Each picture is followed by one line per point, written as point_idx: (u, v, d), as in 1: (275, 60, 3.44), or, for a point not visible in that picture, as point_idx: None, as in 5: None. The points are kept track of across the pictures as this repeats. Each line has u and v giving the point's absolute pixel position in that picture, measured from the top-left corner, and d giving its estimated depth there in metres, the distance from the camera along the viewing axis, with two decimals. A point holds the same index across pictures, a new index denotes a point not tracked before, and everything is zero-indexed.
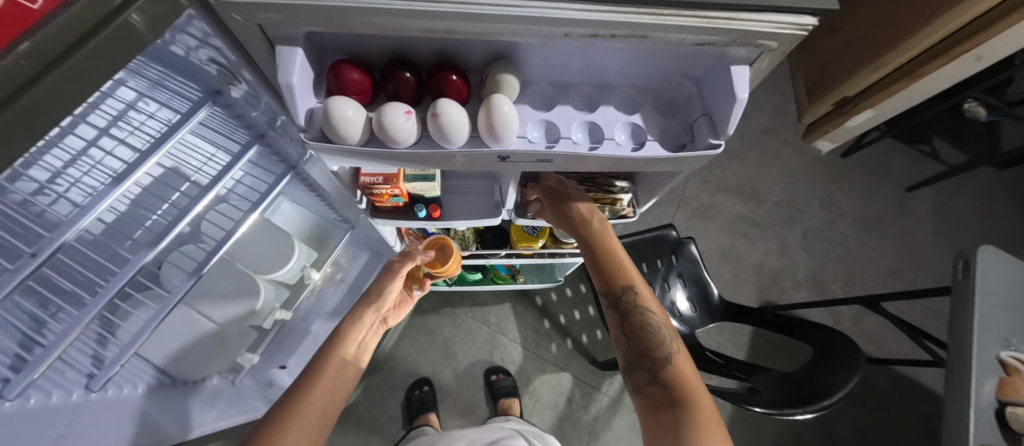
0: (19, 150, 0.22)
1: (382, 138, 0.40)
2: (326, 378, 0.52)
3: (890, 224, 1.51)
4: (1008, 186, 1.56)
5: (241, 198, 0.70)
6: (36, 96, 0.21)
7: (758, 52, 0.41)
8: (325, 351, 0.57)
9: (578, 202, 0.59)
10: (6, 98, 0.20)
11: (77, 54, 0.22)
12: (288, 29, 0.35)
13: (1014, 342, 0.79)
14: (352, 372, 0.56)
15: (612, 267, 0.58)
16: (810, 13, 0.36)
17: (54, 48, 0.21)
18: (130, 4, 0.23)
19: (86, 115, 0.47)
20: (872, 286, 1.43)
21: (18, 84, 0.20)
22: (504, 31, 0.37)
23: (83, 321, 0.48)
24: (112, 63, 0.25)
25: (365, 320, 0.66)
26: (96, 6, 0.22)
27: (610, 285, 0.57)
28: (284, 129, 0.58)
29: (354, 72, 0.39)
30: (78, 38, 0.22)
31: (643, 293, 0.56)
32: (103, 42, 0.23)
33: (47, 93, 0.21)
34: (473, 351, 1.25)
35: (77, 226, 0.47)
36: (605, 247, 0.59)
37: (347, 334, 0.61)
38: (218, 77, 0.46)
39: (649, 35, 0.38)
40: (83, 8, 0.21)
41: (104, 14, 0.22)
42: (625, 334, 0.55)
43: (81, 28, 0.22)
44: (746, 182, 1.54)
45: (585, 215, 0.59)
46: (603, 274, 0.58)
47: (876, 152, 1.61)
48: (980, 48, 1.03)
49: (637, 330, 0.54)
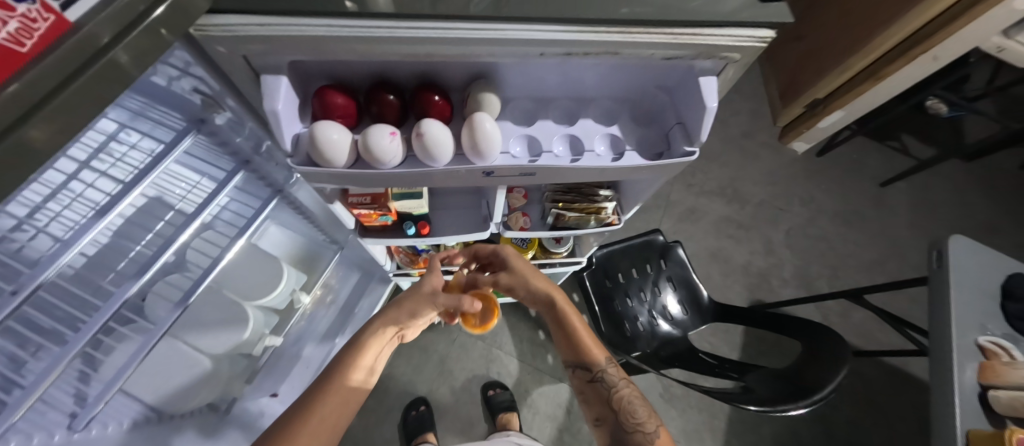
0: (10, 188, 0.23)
1: (368, 159, 0.41)
2: (334, 398, 0.53)
3: (867, 218, 1.57)
4: (975, 177, 1.64)
5: (227, 223, 0.70)
6: (22, 137, 0.21)
7: (723, 63, 0.44)
8: (332, 371, 0.56)
9: (529, 273, 0.64)
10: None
11: (63, 92, 0.23)
12: (273, 58, 0.36)
13: (990, 327, 0.81)
14: (359, 395, 0.56)
15: (579, 341, 0.61)
16: (767, 27, 0.39)
17: (42, 87, 0.21)
18: (116, 43, 0.25)
19: (66, 148, 0.46)
20: (856, 279, 1.47)
21: (4, 126, 0.20)
22: (482, 53, 0.39)
23: (63, 361, 0.46)
24: (100, 99, 0.26)
25: (384, 336, 0.62)
26: (87, 46, 0.23)
27: (580, 360, 0.61)
28: (270, 153, 0.60)
29: (338, 96, 0.40)
30: (62, 79, 0.23)
31: (612, 362, 0.60)
32: (90, 80, 0.24)
33: (36, 133, 0.22)
34: (469, 366, 1.24)
35: (57, 262, 0.46)
36: (571, 316, 0.62)
37: (363, 353, 0.58)
38: (201, 106, 0.46)
39: (620, 52, 0.41)
40: (72, 50, 0.22)
41: (91, 53, 0.23)
42: (602, 407, 0.57)
43: (70, 68, 0.23)
44: (729, 185, 1.59)
45: (542, 285, 0.63)
46: (573, 345, 0.61)
47: (849, 149, 1.68)
48: (936, 49, 1.10)
49: (613, 402, 0.57)
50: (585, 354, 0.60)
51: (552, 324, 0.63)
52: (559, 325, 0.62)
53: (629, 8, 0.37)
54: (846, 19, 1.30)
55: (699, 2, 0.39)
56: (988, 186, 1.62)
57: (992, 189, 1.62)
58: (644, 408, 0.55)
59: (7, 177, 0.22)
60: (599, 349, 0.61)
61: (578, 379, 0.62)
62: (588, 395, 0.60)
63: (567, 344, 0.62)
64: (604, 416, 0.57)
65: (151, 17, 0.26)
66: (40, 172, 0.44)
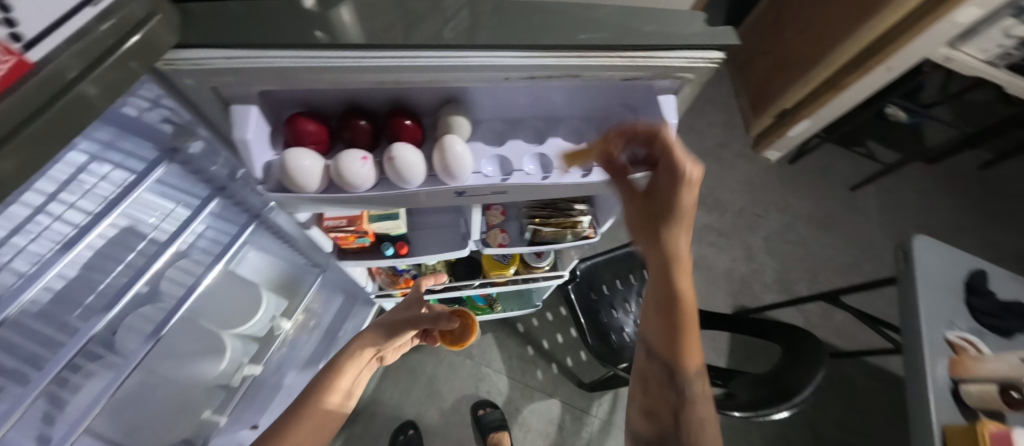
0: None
1: (341, 184, 0.41)
2: (311, 420, 0.55)
3: (841, 221, 1.63)
4: (938, 179, 1.72)
5: (203, 251, 0.68)
6: None
7: (679, 82, 0.46)
8: (310, 392, 0.59)
9: (682, 233, 0.45)
10: None
11: (27, 130, 0.23)
12: (241, 89, 0.37)
13: (958, 322, 0.85)
14: (334, 418, 0.58)
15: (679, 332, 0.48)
16: (716, 48, 0.42)
17: (6, 124, 0.21)
18: (85, 77, 0.25)
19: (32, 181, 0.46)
20: (834, 281, 1.52)
21: None
22: (449, 79, 0.41)
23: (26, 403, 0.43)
24: (64, 132, 0.26)
25: (361, 358, 0.65)
26: (53, 81, 0.23)
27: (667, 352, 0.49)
28: (246, 180, 0.60)
29: (310, 123, 0.41)
30: (29, 114, 0.23)
31: (704, 375, 0.49)
32: (55, 116, 0.24)
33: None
34: (458, 386, 1.21)
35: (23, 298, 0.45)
36: (689, 305, 0.48)
37: (339, 375, 0.61)
38: (173, 135, 0.47)
39: (581, 74, 0.43)
40: (39, 86, 0.22)
41: (59, 89, 0.24)
42: (663, 408, 0.50)
43: (33, 106, 0.23)
44: (708, 193, 1.63)
45: (679, 250, 0.46)
46: (668, 333, 0.49)
47: (820, 156, 1.75)
48: (890, 60, 1.17)
49: (680, 413, 0.48)
50: (677, 350, 0.49)
51: (656, 299, 0.49)
52: (665, 303, 0.49)
53: (587, 35, 0.40)
54: (806, 34, 1.38)
55: (653, 27, 0.42)
56: (951, 187, 1.70)
57: (955, 189, 1.70)
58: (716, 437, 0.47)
59: None
60: (698, 354, 0.49)
61: (650, 364, 0.52)
62: (654, 386, 0.51)
63: (663, 329, 0.49)
64: (658, 415, 0.50)
65: (121, 49, 0.27)
66: (8, 203, 0.43)
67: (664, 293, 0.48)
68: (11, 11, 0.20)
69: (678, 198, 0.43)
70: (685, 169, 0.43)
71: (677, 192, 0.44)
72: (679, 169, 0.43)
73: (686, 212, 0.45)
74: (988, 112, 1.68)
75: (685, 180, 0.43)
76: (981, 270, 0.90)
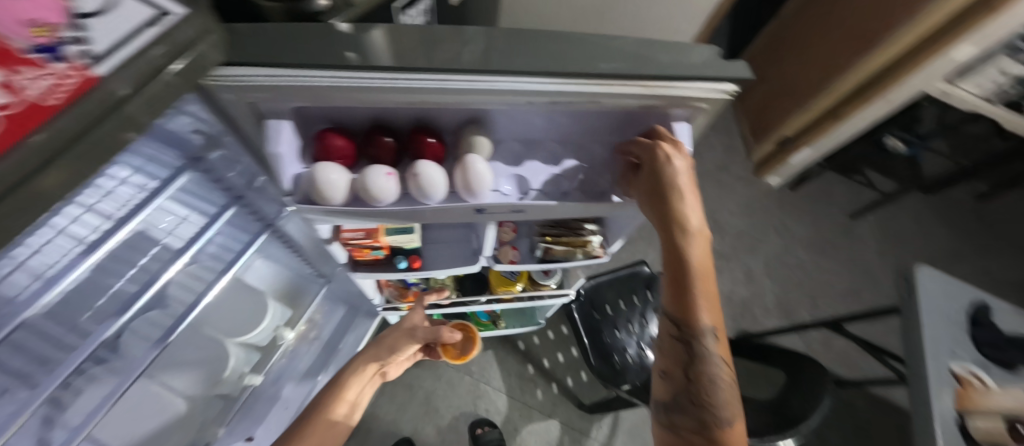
0: (9, 238, 0.22)
1: (365, 197, 0.42)
2: (316, 430, 0.55)
3: (841, 248, 1.64)
4: (936, 209, 1.74)
5: (213, 258, 0.67)
6: (43, 182, 0.23)
7: (693, 111, 0.48)
8: (318, 402, 0.59)
9: (689, 201, 0.47)
10: (23, 179, 0.21)
11: (82, 142, 0.24)
12: (276, 105, 0.39)
13: (960, 353, 0.85)
14: (339, 433, 0.58)
15: (694, 296, 0.50)
16: (730, 81, 0.44)
17: (60, 139, 0.23)
18: (137, 93, 0.26)
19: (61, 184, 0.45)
20: (834, 308, 1.52)
21: (26, 174, 0.21)
22: (474, 102, 0.43)
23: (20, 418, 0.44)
24: (114, 145, 0.27)
25: (365, 371, 0.64)
26: (107, 96, 0.24)
27: (685, 315, 0.51)
28: (261, 189, 0.59)
29: (338, 139, 0.42)
30: (82, 128, 0.24)
31: (716, 334, 0.51)
32: (103, 131, 0.25)
33: (49, 179, 0.23)
34: (456, 403, 1.19)
35: (41, 301, 0.46)
36: (702, 271, 0.50)
37: (343, 387, 0.61)
38: (200, 145, 0.48)
39: (600, 101, 0.44)
40: (92, 102, 0.23)
41: (110, 104, 0.25)
42: (676, 367, 0.52)
43: (88, 118, 0.24)
44: (709, 216, 1.64)
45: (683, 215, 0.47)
46: (681, 297, 0.51)
47: (821, 182, 1.77)
48: (888, 93, 1.22)
49: (692, 370, 0.51)
50: (691, 312, 0.50)
51: (670, 266, 0.51)
52: (674, 269, 0.50)
53: (607, 64, 0.42)
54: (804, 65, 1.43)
55: (671, 58, 0.44)
56: (949, 217, 1.73)
57: (953, 220, 1.73)
58: (724, 392, 0.50)
59: (24, 221, 0.23)
60: (710, 315, 0.51)
61: (662, 327, 0.54)
62: (666, 347, 0.53)
63: (677, 293, 0.51)
64: (671, 375, 0.53)
65: (168, 69, 0.28)
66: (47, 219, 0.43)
67: (673, 260, 0.50)
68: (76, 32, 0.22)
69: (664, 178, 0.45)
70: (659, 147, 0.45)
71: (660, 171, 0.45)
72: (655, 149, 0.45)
73: (680, 181, 0.46)
74: (982, 145, 1.72)
75: (664, 154, 0.45)
76: (983, 302, 0.92)
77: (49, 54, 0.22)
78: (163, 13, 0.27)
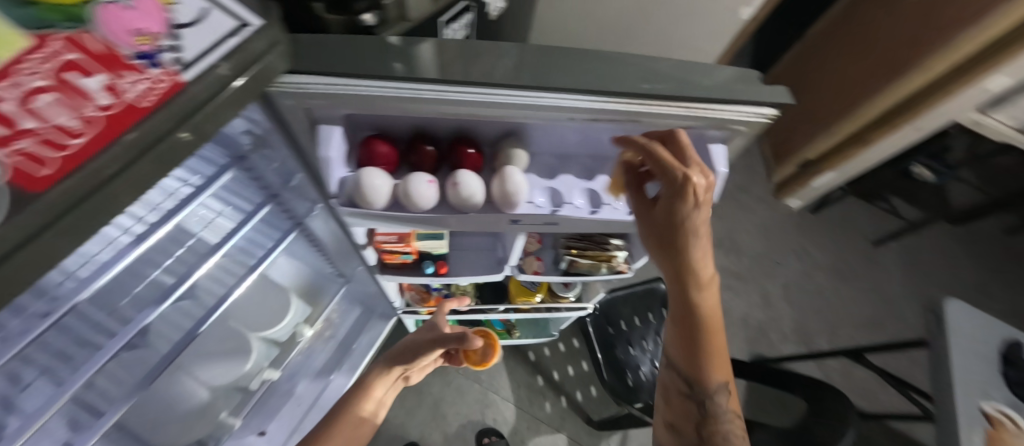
0: (93, 233, 0.24)
1: (406, 204, 0.44)
2: (344, 427, 0.60)
3: (862, 275, 1.60)
4: (964, 240, 1.69)
5: (242, 253, 0.69)
6: (123, 182, 0.23)
7: (731, 133, 0.48)
8: (347, 400, 0.64)
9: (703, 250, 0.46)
10: (109, 179, 0.22)
11: (161, 144, 0.24)
12: (330, 111, 0.40)
13: (993, 393, 0.81)
14: (367, 429, 0.63)
15: (704, 349, 0.50)
16: (769, 105, 0.45)
17: (145, 140, 0.23)
18: (211, 101, 0.27)
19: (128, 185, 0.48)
20: (854, 337, 1.48)
21: (110, 174, 0.22)
22: (517, 116, 0.44)
23: (60, 401, 0.45)
24: (190, 147, 0.27)
25: (388, 376, 0.68)
26: (188, 102, 0.25)
27: (693, 370, 0.51)
28: (297, 188, 0.61)
29: (383, 145, 0.43)
30: (163, 132, 0.24)
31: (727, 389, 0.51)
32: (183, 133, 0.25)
33: (131, 179, 0.24)
34: (464, 411, 1.18)
35: (90, 287, 0.46)
36: (713, 324, 0.50)
37: (370, 388, 0.66)
38: (249, 146, 0.50)
39: (640, 120, 0.45)
40: (174, 106, 0.24)
41: (188, 111, 0.25)
42: (685, 422, 0.51)
43: (170, 123, 0.24)
44: (727, 236, 1.62)
45: (694, 265, 0.46)
46: (691, 351, 0.51)
47: (843, 207, 1.74)
48: (919, 120, 1.19)
49: (703, 427, 0.50)
50: (701, 368, 0.51)
51: (679, 318, 0.50)
52: (687, 324, 0.49)
53: (650, 84, 0.42)
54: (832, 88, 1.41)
55: (711, 81, 0.44)
56: (977, 250, 1.68)
57: (981, 253, 1.67)
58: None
59: (102, 218, 0.24)
60: (721, 371, 0.51)
61: (671, 381, 0.54)
62: (675, 402, 0.53)
63: (685, 346, 0.51)
64: (679, 429, 0.52)
65: (234, 84, 0.28)
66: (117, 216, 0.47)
67: (687, 312, 0.49)
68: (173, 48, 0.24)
69: (684, 213, 0.43)
70: (690, 180, 0.42)
71: (681, 208, 0.43)
72: (682, 183, 0.42)
73: (698, 229, 0.45)
74: (1013, 178, 1.68)
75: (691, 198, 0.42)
76: (1016, 340, 0.88)
77: (147, 61, 0.23)
78: (244, 24, 0.28)
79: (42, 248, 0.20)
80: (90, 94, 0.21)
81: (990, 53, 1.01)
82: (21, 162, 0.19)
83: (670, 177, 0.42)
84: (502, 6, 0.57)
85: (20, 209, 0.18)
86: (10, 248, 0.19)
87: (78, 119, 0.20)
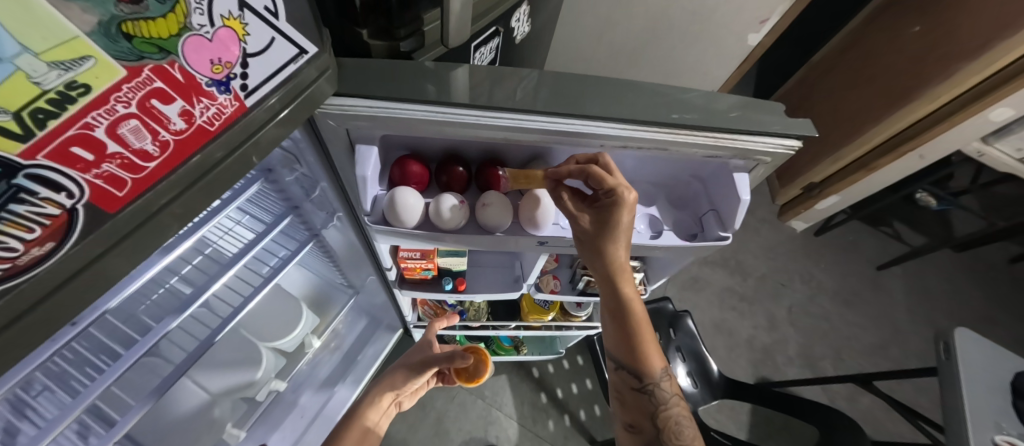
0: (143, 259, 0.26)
1: (436, 222, 0.45)
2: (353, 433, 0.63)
3: (868, 300, 1.61)
4: (966, 267, 1.70)
5: (257, 261, 0.71)
6: (174, 209, 0.25)
7: (755, 163, 0.49)
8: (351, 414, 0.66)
9: (624, 242, 0.46)
10: (160, 207, 0.24)
11: (215, 170, 0.26)
12: (368, 132, 0.42)
13: (1006, 425, 0.80)
14: (372, 439, 0.65)
15: (639, 340, 0.51)
16: (793, 137, 0.46)
17: (202, 167, 0.25)
18: (258, 132, 0.28)
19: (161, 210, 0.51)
20: (859, 362, 1.47)
21: (163, 202, 0.24)
22: (549, 141, 0.45)
23: (79, 406, 0.43)
24: (238, 175, 0.29)
25: (383, 401, 0.69)
26: (241, 131, 0.27)
27: (634, 362, 0.52)
28: (320, 200, 0.60)
29: (415, 165, 0.45)
30: (214, 162, 0.26)
31: (671, 375, 0.52)
32: (234, 161, 0.28)
33: (183, 204, 0.25)
34: (467, 428, 1.16)
35: (122, 293, 0.45)
36: (640, 315, 0.51)
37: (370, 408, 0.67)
38: (280, 161, 0.49)
39: (669, 148, 0.46)
40: (230, 135, 0.26)
41: (240, 140, 0.27)
42: (642, 419, 0.51)
43: (225, 151, 0.27)
44: (731, 256, 1.63)
45: (621, 264, 0.47)
46: (630, 347, 0.52)
47: (846, 231, 1.75)
48: (921, 148, 1.23)
49: (658, 418, 0.50)
50: (639, 359, 0.52)
51: (612, 314, 0.51)
52: (621, 324, 0.51)
53: (679, 115, 0.44)
54: (833, 114, 1.44)
55: (735, 114, 0.46)
56: (980, 277, 1.68)
57: (985, 281, 1.68)
58: (690, 429, 0.49)
59: (153, 244, 0.25)
60: (657, 356, 0.52)
61: (620, 379, 0.54)
62: (629, 400, 0.53)
63: (622, 340, 0.52)
64: (639, 427, 0.51)
65: (279, 115, 0.30)
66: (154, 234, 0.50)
67: (620, 314, 0.51)
68: (246, 79, 0.26)
69: (618, 220, 0.44)
70: (625, 191, 0.43)
71: (616, 215, 0.44)
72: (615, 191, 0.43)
73: (622, 222, 0.44)
74: (1015, 207, 1.69)
75: (613, 193, 0.43)
76: None
77: (219, 87, 0.24)
78: (303, 51, 0.30)
79: (99, 271, 0.23)
80: (167, 119, 0.22)
81: (998, 81, 1.02)
82: (102, 183, 0.20)
83: (610, 189, 0.43)
84: (526, 30, 0.59)
85: (91, 229, 0.21)
86: (77, 267, 0.21)
87: (155, 143, 0.22)
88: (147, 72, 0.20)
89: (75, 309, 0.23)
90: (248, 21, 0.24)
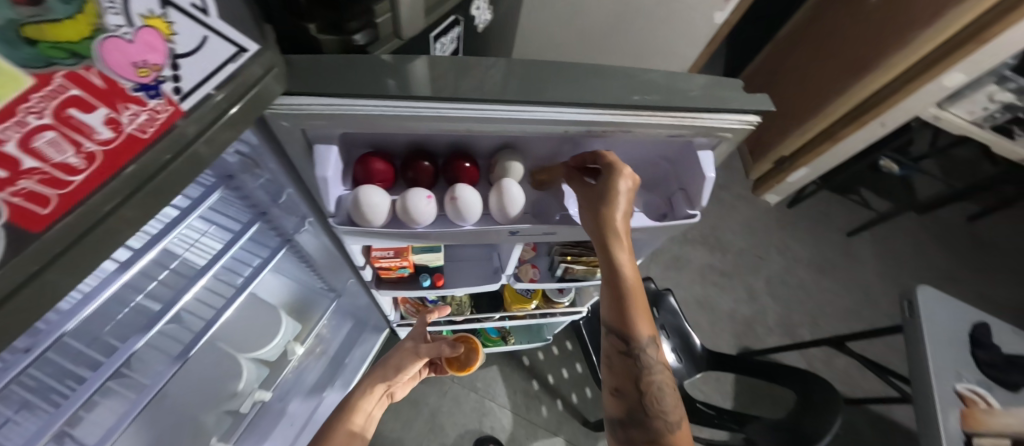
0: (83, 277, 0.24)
1: (405, 218, 0.44)
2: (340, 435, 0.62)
3: (839, 267, 1.68)
4: (929, 230, 1.80)
5: (228, 271, 0.69)
6: (114, 222, 0.24)
7: (718, 140, 0.51)
8: (335, 419, 0.65)
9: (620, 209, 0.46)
10: (98, 219, 0.23)
11: (152, 182, 0.26)
12: (326, 131, 0.41)
13: (966, 374, 0.87)
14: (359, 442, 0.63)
15: (631, 307, 0.48)
16: (753, 112, 0.47)
17: (137, 178, 0.24)
18: (198, 139, 0.28)
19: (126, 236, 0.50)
20: (833, 326, 1.55)
21: (96, 218, 0.23)
22: (512, 129, 0.44)
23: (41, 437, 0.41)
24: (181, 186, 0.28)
25: (375, 390, 0.70)
26: (173, 142, 0.26)
27: (625, 329, 0.49)
28: (287, 205, 0.57)
29: (379, 162, 0.44)
30: (149, 174, 0.25)
31: (658, 342, 0.51)
32: (173, 171, 0.27)
33: (123, 217, 0.25)
34: (462, 421, 1.18)
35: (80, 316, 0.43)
36: (634, 283, 0.48)
37: (356, 408, 0.67)
38: (239, 166, 0.47)
39: (632, 130, 0.47)
40: (162, 146, 0.25)
41: (175, 151, 0.26)
42: (628, 383, 0.51)
43: (157, 163, 0.25)
44: (710, 233, 1.67)
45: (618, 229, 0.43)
46: (622, 315, 0.49)
47: (816, 202, 1.82)
48: (882, 116, 1.28)
49: (641, 383, 0.50)
50: (630, 325, 0.49)
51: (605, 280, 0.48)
52: (614, 292, 0.48)
53: (641, 96, 0.45)
54: (799, 87, 1.48)
55: (697, 92, 0.47)
56: (941, 238, 1.79)
57: (946, 241, 1.78)
58: (671, 396, 0.50)
59: (94, 260, 0.24)
60: (648, 324, 0.50)
61: (609, 344, 0.52)
62: (616, 364, 0.52)
63: (614, 307, 0.49)
64: (623, 391, 0.51)
65: (227, 115, 0.29)
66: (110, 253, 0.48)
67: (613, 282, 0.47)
68: (179, 81, 0.25)
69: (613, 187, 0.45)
70: (619, 165, 0.46)
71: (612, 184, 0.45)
72: (609, 165, 0.46)
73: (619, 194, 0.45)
74: (971, 170, 1.80)
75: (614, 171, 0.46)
76: (983, 323, 0.95)
77: (148, 92, 0.23)
78: (241, 50, 0.28)
79: (42, 287, 0.22)
80: (90, 128, 0.21)
81: (951, 48, 1.07)
82: (22, 202, 0.19)
83: (607, 165, 0.46)
84: (489, 18, 0.58)
85: (19, 250, 0.20)
86: (14, 285, 0.20)
87: (79, 156, 0.21)
88: (60, 78, 0.19)
89: (9, 334, 0.22)
90: (173, 20, 0.23)
